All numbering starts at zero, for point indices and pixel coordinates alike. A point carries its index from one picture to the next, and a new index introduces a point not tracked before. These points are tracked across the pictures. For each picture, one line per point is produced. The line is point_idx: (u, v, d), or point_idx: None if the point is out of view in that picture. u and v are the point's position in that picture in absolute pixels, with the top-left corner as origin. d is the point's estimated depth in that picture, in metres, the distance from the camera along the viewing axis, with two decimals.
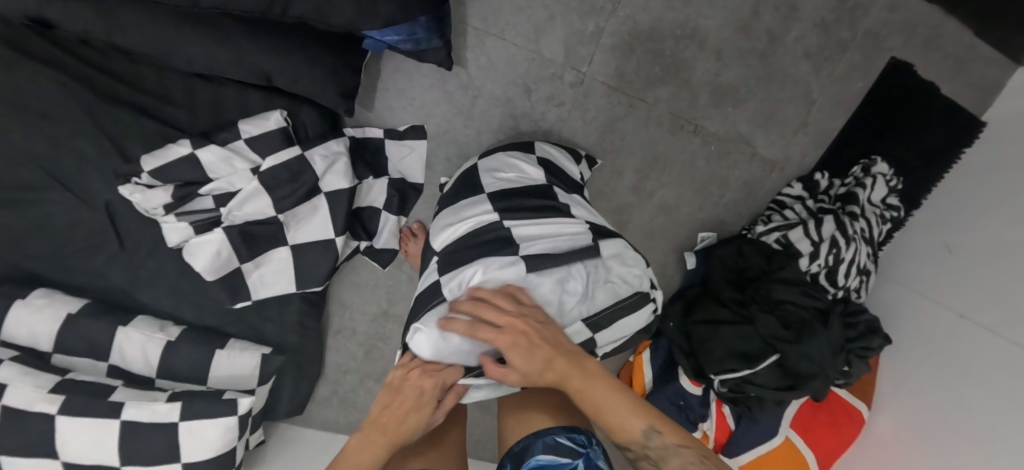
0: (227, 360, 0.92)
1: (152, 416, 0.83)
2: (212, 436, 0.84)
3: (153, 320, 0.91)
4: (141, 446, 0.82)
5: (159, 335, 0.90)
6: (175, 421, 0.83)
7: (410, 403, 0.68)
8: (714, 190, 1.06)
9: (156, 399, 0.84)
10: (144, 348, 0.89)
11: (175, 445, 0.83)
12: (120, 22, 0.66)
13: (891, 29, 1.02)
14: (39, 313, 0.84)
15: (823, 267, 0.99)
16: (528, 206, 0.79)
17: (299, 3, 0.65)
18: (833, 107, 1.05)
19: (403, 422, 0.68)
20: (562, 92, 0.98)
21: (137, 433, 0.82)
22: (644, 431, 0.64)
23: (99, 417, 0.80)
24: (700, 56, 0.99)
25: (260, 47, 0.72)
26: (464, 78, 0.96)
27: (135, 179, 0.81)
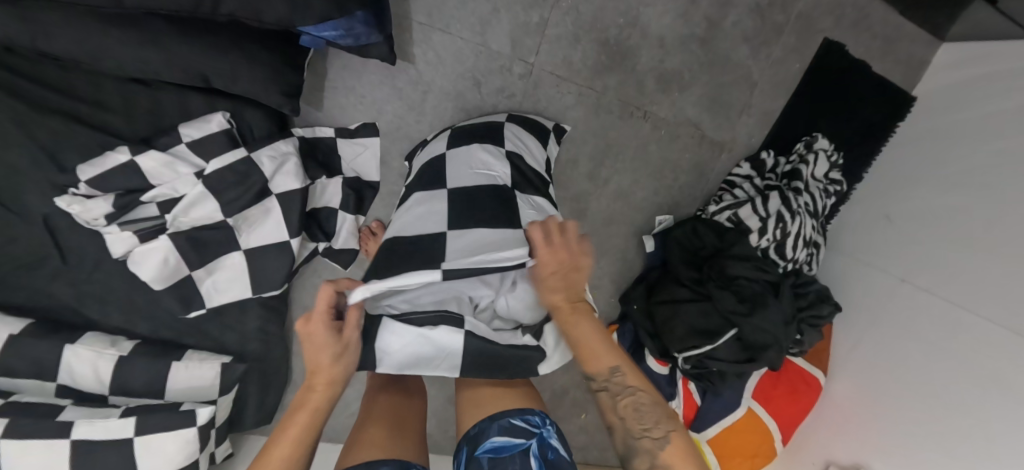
0: (185, 371, 0.90)
1: (106, 433, 0.80)
2: (172, 449, 0.83)
3: (104, 336, 0.88)
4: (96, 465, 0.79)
5: (110, 350, 0.87)
6: (130, 436, 0.81)
7: (317, 345, 0.64)
8: (666, 174, 1.09)
9: (108, 416, 0.81)
10: (95, 365, 0.86)
11: (133, 461, 0.81)
12: (43, 28, 0.64)
13: (824, 11, 1.06)
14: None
15: (772, 241, 1.02)
16: (479, 213, 0.74)
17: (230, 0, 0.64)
18: (774, 88, 1.09)
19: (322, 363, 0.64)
20: (511, 84, 0.99)
21: (91, 452, 0.79)
22: (610, 369, 0.66)
23: (48, 438, 0.77)
24: (644, 43, 1.01)
25: (195, 49, 0.71)
26: (413, 73, 0.96)
27: (73, 189, 0.79)
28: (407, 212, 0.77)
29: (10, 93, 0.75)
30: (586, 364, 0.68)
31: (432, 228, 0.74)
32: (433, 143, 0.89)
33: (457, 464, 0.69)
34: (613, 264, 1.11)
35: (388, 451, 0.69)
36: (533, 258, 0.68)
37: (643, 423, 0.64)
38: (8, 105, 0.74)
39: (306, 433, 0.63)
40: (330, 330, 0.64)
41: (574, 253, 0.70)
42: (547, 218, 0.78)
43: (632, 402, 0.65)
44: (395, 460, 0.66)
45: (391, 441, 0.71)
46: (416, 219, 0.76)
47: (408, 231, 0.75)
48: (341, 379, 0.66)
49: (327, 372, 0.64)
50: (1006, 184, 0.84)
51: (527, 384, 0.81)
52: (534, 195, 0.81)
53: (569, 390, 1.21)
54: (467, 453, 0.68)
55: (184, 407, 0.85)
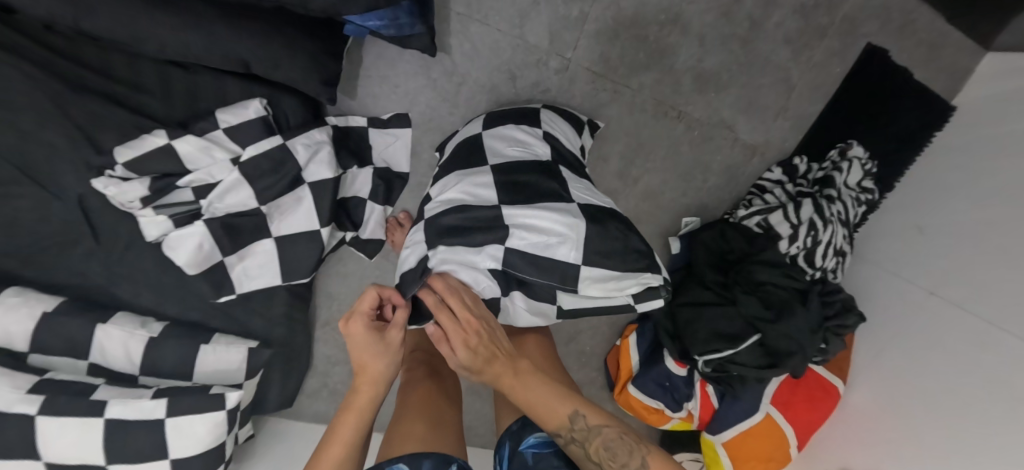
0: (213, 355, 0.91)
1: (138, 413, 0.82)
2: (202, 430, 0.84)
3: (134, 316, 0.89)
4: (127, 443, 0.81)
5: (141, 331, 0.88)
6: (161, 417, 0.83)
7: (363, 345, 0.69)
8: (696, 175, 1.08)
9: (141, 396, 0.83)
10: (126, 345, 0.87)
11: (163, 442, 0.83)
12: (88, 7, 0.64)
13: (868, 15, 1.04)
14: (13, 312, 0.82)
15: (802, 249, 1.01)
16: (525, 189, 0.74)
17: None
18: (811, 92, 1.07)
19: (373, 359, 0.69)
20: (546, 79, 0.98)
21: (122, 430, 0.81)
22: (571, 415, 0.68)
23: (83, 416, 0.79)
24: (684, 42, 0.99)
25: (234, 33, 0.70)
26: (449, 65, 0.95)
27: (109, 171, 0.79)
28: (449, 189, 0.76)
29: (49, 73, 0.75)
30: (543, 421, 0.69)
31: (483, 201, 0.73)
32: (469, 125, 0.89)
33: (497, 459, 0.72)
34: None
35: (427, 443, 0.70)
36: (465, 322, 0.67)
37: (619, 461, 0.66)
38: (48, 84, 0.74)
39: (358, 430, 0.69)
40: (371, 332, 0.69)
41: (483, 325, 0.68)
42: (592, 193, 0.78)
43: (601, 441, 0.67)
44: (440, 454, 0.68)
45: (429, 433, 0.72)
46: (463, 192, 0.74)
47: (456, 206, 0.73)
48: (386, 374, 0.70)
49: (376, 371, 0.69)
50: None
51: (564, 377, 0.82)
52: (579, 177, 0.80)
53: (586, 385, 1.21)
54: (509, 447, 0.71)
55: (213, 390, 0.87)
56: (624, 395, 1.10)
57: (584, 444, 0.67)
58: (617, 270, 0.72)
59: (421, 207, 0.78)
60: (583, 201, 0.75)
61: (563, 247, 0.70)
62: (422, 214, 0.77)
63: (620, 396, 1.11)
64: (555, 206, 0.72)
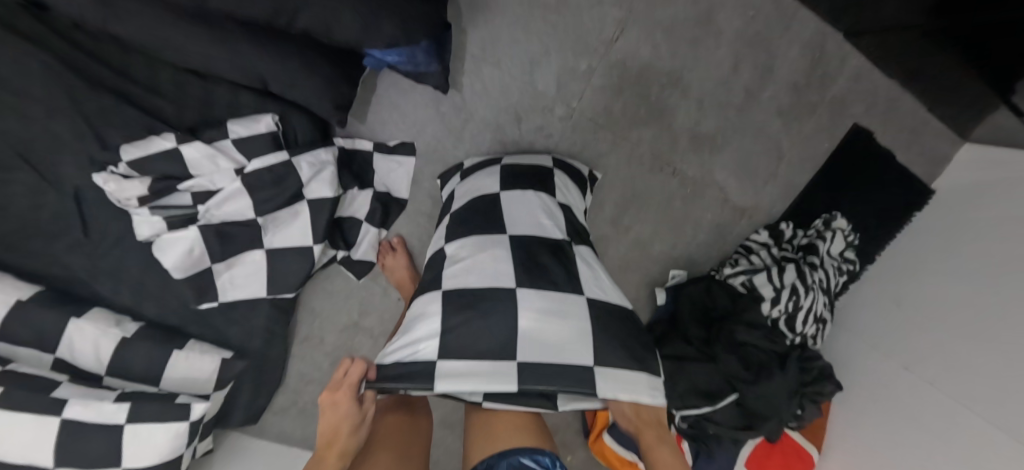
0: (185, 363, 0.89)
1: (98, 416, 0.80)
2: (161, 440, 0.82)
3: (110, 314, 0.88)
4: (80, 447, 0.79)
5: (114, 330, 0.86)
6: (121, 422, 0.80)
7: (340, 414, 0.73)
8: (686, 230, 1.11)
9: (103, 399, 0.81)
10: (97, 343, 0.85)
11: (118, 449, 0.80)
12: (118, 11, 0.66)
13: (856, 97, 1.08)
14: None
15: (783, 312, 1.03)
16: (541, 267, 0.74)
17: (306, 16, 0.66)
18: (802, 162, 1.11)
19: (341, 432, 0.73)
20: (551, 124, 1.01)
21: (78, 432, 0.79)
22: None
23: (39, 413, 0.77)
24: (683, 103, 1.03)
25: (258, 51, 0.73)
26: (458, 101, 0.98)
27: (112, 167, 0.81)
28: (467, 257, 0.75)
29: (68, 67, 0.76)
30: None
31: (500, 281, 0.72)
32: (480, 176, 0.89)
33: None
34: None
35: None
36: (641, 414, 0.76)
37: None
38: (65, 78, 0.76)
39: None
40: (353, 401, 0.74)
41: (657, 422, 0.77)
42: (601, 280, 0.77)
43: None
44: None
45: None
46: (483, 259, 0.74)
47: (471, 280, 0.73)
48: (349, 453, 0.73)
49: (343, 443, 0.73)
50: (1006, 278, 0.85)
51: (536, 413, 0.81)
52: (583, 245, 0.81)
53: (560, 429, 1.19)
54: None
55: (180, 400, 0.85)
56: (599, 444, 1.10)
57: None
58: (606, 314, 0.73)
59: (437, 269, 0.77)
60: (599, 295, 0.75)
61: (575, 357, 0.68)
62: (438, 280, 0.75)
63: (595, 443, 1.10)
64: (564, 300, 0.72)
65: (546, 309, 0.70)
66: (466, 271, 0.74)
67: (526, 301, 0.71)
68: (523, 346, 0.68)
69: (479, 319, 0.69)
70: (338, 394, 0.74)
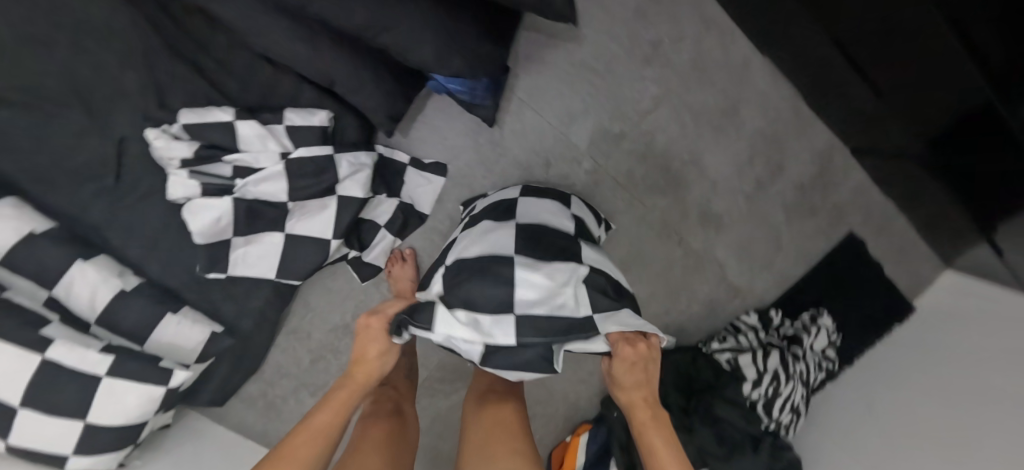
0: (174, 328, 0.92)
1: (80, 362, 0.81)
2: (133, 402, 0.84)
3: (115, 263, 0.91)
4: (52, 390, 0.79)
5: (116, 280, 0.89)
6: (100, 374, 0.82)
7: (368, 344, 0.83)
8: (681, 299, 1.15)
9: (89, 347, 0.82)
10: (95, 290, 0.88)
11: (88, 400, 0.81)
12: None
13: (855, 208, 1.16)
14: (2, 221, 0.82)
15: (763, 396, 1.05)
16: (547, 247, 0.80)
17: (390, 36, 0.72)
18: (798, 258, 1.17)
19: (369, 360, 0.83)
20: (575, 175, 1.07)
21: (55, 374, 0.79)
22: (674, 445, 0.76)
23: (23, 348, 0.77)
24: (698, 181, 1.10)
25: (335, 54, 0.78)
26: (496, 136, 1.05)
27: (166, 126, 0.85)
28: (479, 235, 0.83)
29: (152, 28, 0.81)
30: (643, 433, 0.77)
31: (502, 252, 0.78)
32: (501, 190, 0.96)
33: None
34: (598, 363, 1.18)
35: None
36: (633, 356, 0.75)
37: None
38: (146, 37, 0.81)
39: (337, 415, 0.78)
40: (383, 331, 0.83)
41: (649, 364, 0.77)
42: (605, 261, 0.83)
43: None
44: None
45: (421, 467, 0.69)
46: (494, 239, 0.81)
47: (476, 252, 0.79)
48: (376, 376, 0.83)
49: (369, 371, 0.83)
50: (962, 409, 0.90)
51: (532, 442, 0.80)
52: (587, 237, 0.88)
53: None
54: None
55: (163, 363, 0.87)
56: None
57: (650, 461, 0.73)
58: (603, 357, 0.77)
59: (450, 248, 0.84)
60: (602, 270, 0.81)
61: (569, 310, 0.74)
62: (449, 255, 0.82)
63: None
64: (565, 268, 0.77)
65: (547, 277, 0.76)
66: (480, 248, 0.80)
67: (525, 266, 0.76)
68: (518, 303, 0.73)
69: (483, 281, 0.75)
70: (365, 337, 0.83)
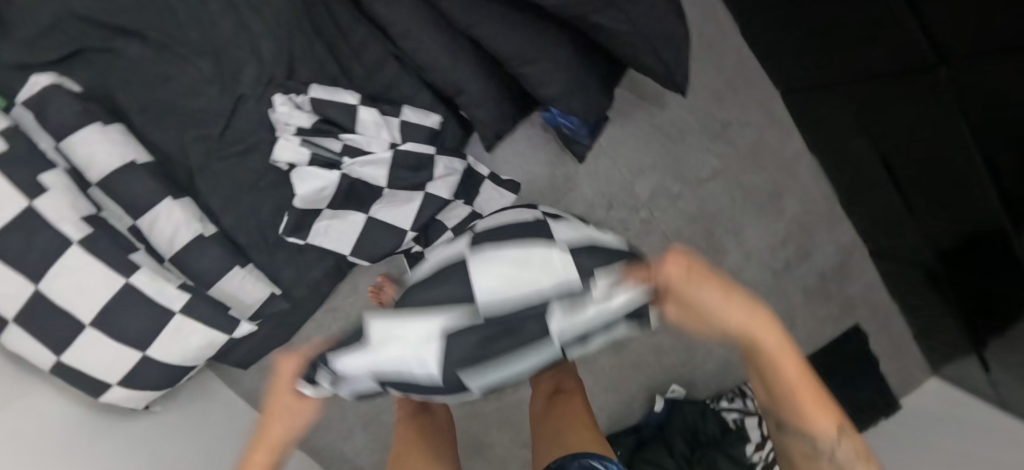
0: (240, 281, 0.95)
1: (156, 293, 0.83)
2: (195, 342, 0.87)
3: (195, 209, 0.94)
4: (123, 315, 0.81)
5: (196, 225, 0.92)
6: (173, 309, 0.84)
7: (282, 401, 0.58)
8: (697, 354, 1.25)
9: (169, 281, 0.85)
10: (176, 230, 0.91)
11: (153, 333, 0.83)
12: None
13: (864, 303, 1.29)
14: (110, 147, 0.88)
15: (763, 460, 1.14)
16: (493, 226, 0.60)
17: (529, 67, 0.83)
18: (807, 338, 1.29)
19: (278, 421, 0.58)
20: (631, 220, 1.17)
21: (130, 300, 0.81)
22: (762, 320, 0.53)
23: (110, 268, 0.80)
24: (735, 249, 1.22)
25: (470, 68, 0.88)
26: (570, 170, 1.14)
27: (292, 96, 0.95)
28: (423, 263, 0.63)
29: None
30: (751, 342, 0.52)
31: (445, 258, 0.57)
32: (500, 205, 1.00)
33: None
34: (614, 401, 1.24)
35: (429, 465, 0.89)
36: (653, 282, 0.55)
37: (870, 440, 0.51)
38: None
39: None
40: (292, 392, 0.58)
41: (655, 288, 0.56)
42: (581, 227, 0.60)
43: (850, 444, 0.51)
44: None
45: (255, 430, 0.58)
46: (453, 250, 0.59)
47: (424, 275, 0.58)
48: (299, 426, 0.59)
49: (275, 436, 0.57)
50: None
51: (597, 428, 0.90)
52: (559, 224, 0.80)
53: None
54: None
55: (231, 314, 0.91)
56: None
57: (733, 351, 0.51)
58: None
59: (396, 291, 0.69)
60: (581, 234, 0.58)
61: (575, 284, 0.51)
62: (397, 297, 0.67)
63: None
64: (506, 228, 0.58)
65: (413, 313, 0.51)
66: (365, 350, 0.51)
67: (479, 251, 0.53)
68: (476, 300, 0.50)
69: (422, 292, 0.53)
70: (290, 389, 0.58)
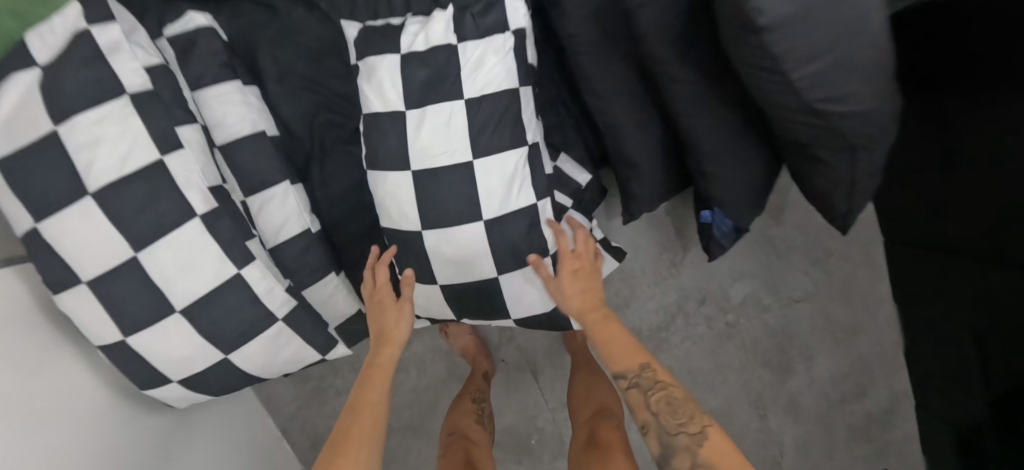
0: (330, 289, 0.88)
1: (263, 295, 0.71)
2: (281, 356, 0.75)
3: (304, 196, 0.86)
4: (219, 309, 0.69)
5: (306, 217, 0.84)
6: (276, 317, 0.73)
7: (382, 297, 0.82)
8: None
9: (277, 283, 0.72)
10: (286, 218, 0.83)
11: (244, 337, 0.72)
12: (599, 55, 0.80)
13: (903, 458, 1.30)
14: (239, 108, 0.80)
15: None
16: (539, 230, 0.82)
17: (716, 164, 0.82)
18: None
19: (395, 324, 0.80)
20: (716, 319, 1.21)
21: (233, 294, 0.69)
22: (643, 364, 0.71)
23: (222, 253, 0.68)
24: (803, 373, 1.24)
25: (648, 144, 0.86)
26: (678, 259, 1.18)
27: None
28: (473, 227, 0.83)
29: None
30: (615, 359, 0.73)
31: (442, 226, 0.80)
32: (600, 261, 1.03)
33: None
34: None
35: None
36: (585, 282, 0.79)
37: (677, 419, 0.65)
38: None
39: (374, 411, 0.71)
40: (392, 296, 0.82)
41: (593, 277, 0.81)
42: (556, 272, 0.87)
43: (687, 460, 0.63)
44: None
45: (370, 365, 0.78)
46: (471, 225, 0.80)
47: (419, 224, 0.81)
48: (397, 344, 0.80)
49: (390, 333, 0.80)
50: None
51: None
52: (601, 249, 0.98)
53: None
54: None
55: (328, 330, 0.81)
56: None
57: (647, 394, 0.69)
58: None
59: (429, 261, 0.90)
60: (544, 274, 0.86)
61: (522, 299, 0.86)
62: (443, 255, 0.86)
63: None
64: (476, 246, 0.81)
65: (507, 65, 0.77)
66: (373, 87, 0.79)
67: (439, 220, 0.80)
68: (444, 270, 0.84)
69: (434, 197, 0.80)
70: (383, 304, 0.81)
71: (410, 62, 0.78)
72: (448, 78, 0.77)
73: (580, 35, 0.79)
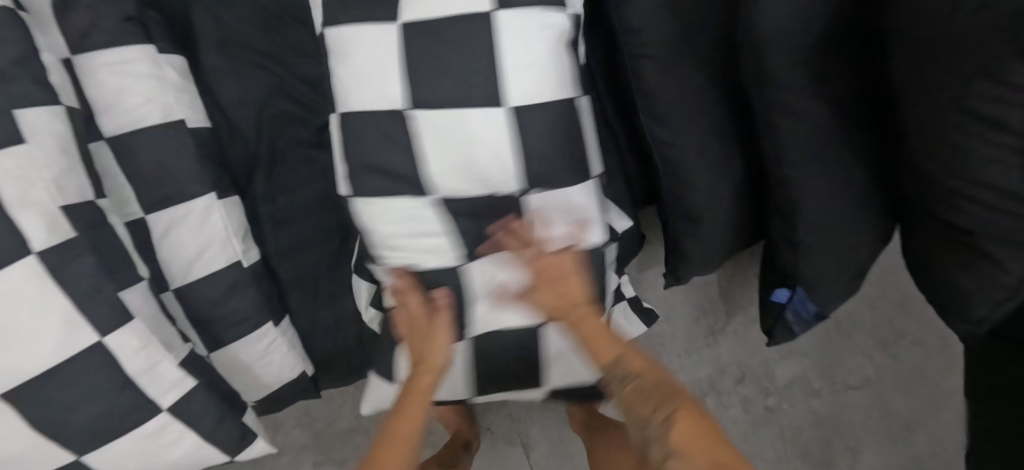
0: (261, 347, 0.62)
1: (140, 373, 0.48)
2: (165, 457, 0.51)
3: (239, 217, 0.61)
4: (56, 394, 0.44)
5: (233, 247, 0.59)
6: (162, 405, 0.49)
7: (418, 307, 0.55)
8: None
9: (168, 354, 0.50)
10: (203, 248, 0.58)
11: (100, 433, 0.47)
12: (672, 66, 0.57)
13: None
14: (144, 84, 0.55)
15: None
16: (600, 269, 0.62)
17: (816, 237, 0.58)
18: None
19: (437, 355, 0.54)
20: (754, 403, 0.97)
21: (86, 372, 0.45)
22: None
23: (75, 308, 0.44)
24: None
25: (720, 197, 0.63)
26: (716, 327, 0.96)
27: None
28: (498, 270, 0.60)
29: None
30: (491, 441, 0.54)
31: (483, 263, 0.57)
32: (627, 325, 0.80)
33: None
34: None
35: None
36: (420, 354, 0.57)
37: None
38: None
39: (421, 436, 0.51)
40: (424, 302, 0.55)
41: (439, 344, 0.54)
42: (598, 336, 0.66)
43: None
44: None
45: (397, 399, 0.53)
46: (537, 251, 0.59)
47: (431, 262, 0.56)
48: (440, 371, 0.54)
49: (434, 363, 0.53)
50: None
51: None
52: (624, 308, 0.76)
53: None
54: None
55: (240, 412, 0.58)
56: None
57: None
58: None
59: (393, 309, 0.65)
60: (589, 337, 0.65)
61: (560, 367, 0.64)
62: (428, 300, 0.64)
63: None
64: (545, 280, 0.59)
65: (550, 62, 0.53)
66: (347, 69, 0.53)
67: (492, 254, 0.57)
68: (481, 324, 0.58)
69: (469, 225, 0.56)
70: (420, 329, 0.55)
71: (418, 34, 0.52)
72: (478, 69, 0.51)
73: (652, 35, 0.57)
